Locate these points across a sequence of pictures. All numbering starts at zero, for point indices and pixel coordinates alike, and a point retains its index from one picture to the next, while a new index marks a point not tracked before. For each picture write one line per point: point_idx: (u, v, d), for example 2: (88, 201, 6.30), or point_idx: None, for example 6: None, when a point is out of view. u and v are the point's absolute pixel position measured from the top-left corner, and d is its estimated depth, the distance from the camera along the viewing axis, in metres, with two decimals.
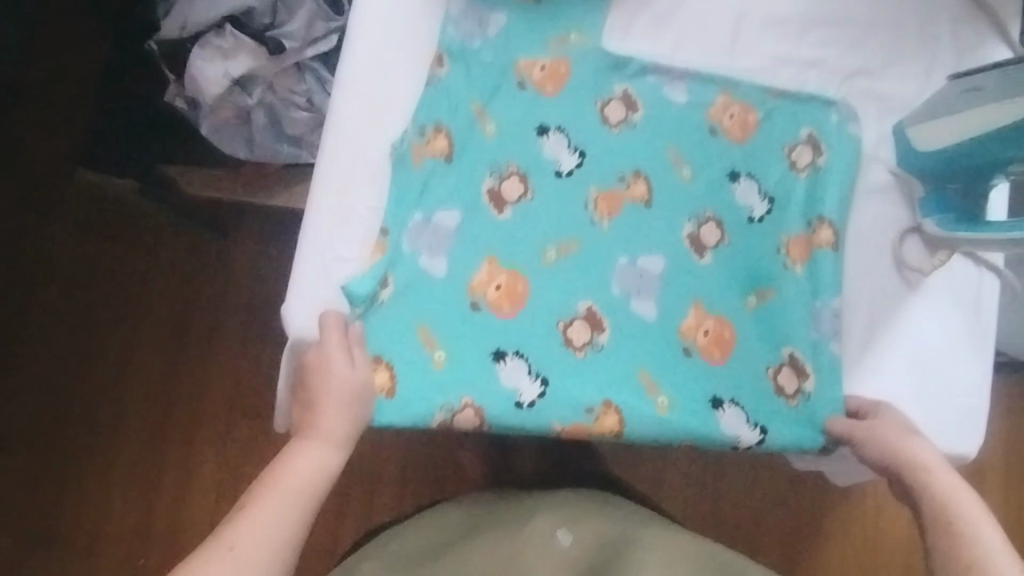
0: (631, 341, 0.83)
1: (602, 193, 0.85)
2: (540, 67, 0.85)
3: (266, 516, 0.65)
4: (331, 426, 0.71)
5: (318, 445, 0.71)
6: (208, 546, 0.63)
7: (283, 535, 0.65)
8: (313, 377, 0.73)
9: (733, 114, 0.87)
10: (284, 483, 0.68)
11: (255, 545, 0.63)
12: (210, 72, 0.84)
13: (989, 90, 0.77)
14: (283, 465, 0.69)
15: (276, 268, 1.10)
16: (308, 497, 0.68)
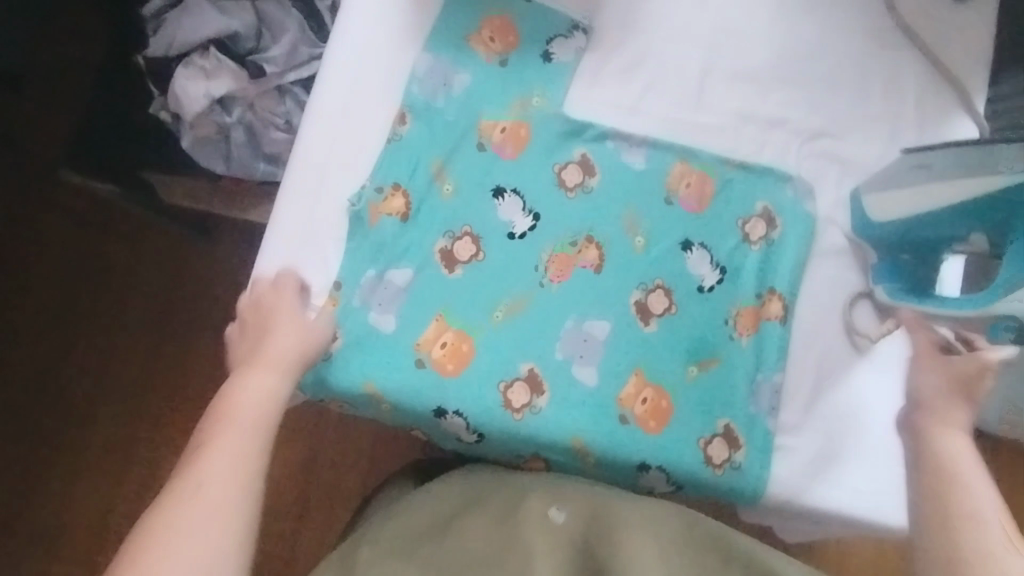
0: (563, 424, 0.74)
1: (553, 255, 0.77)
2: (501, 128, 0.79)
3: (220, 452, 0.58)
4: (275, 353, 0.66)
5: (259, 371, 0.65)
6: (179, 485, 0.56)
7: (245, 470, 0.58)
8: (259, 317, 0.70)
9: (690, 182, 0.80)
10: (238, 418, 0.61)
11: (222, 478, 0.57)
12: (191, 90, 0.89)
13: (935, 167, 0.71)
14: (230, 399, 0.62)
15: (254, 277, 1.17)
16: (268, 426, 0.62)
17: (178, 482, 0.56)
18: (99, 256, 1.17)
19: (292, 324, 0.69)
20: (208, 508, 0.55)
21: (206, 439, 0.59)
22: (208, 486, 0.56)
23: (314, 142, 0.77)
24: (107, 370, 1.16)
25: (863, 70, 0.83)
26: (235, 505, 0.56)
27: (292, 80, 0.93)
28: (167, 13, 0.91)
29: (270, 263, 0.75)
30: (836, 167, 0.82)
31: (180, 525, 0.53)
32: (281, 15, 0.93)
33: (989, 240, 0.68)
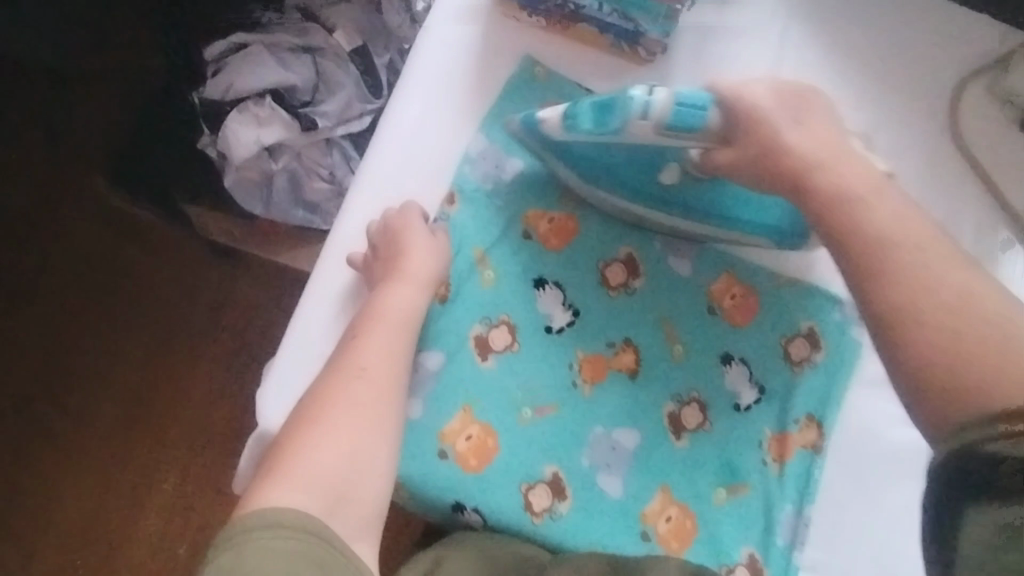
0: (582, 533, 0.72)
1: (587, 356, 0.76)
2: (548, 219, 0.78)
3: (377, 343, 0.67)
4: (416, 268, 0.72)
5: (404, 283, 0.71)
6: (336, 376, 0.65)
7: (395, 357, 0.68)
8: (393, 239, 0.73)
9: (735, 294, 0.78)
10: (388, 316, 0.69)
11: (379, 364, 0.66)
12: (243, 134, 0.89)
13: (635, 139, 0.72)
14: (379, 302, 0.70)
15: (269, 306, 1.14)
16: (410, 325, 0.70)
17: (337, 372, 0.65)
18: (116, 269, 1.14)
19: (430, 244, 0.73)
20: (359, 403, 0.64)
21: (359, 337, 0.68)
22: (359, 382, 0.65)
23: (360, 217, 0.77)
24: (110, 384, 1.13)
25: (923, 196, 0.81)
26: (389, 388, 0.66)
27: (341, 135, 0.93)
28: (229, 57, 0.90)
29: (302, 332, 0.75)
30: None
31: (336, 410, 0.63)
32: (338, 70, 0.92)
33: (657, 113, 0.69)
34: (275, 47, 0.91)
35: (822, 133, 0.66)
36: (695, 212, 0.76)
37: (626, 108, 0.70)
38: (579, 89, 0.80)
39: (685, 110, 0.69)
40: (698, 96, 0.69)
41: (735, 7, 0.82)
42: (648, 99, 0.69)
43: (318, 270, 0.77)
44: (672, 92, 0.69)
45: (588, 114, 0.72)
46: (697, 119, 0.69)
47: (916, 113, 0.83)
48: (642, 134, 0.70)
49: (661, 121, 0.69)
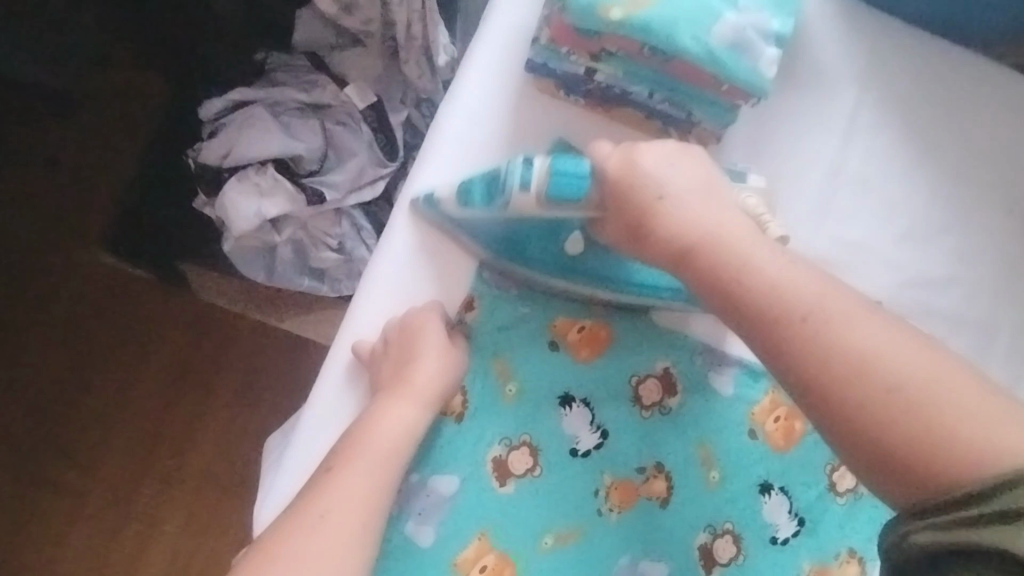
0: None
1: (616, 482, 0.70)
2: (578, 328, 0.71)
3: (350, 480, 0.60)
4: (422, 381, 0.65)
5: (400, 402, 0.64)
6: (297, 517, 0.58)
7: (372, 496, 0.60)
8: (403, 345, 0.66)
9: (779, 416, 0.71)
10: (371, 444, 0.62)
11: (348, 508, 0.59)
12: (242, 206, 0.81)
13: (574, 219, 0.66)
14: (364, 427, 0.63)
15: (277, 349, 1.07)
16: (397, 455, 0.62)
17: (298, 514, 0.58)
18: (114, 317, 1.08)
19: (442, 350, 0.66)
20: (319, 555, 0.57)
21: (334, 473, 0.60)
22: (324, 531, 0.58)
23: (369, 319, 0.69)
24: (112, 429, 1.08)
25: (992, 306, 0.74)
26: (357, 537, 0.58)
27: (352, 204, 0.85)
28: (228, 117, 0.83)
29: (302, 448, 0.67)
30: None
31: (287, 556, 0.56)
32: (350, 135, 0.85)
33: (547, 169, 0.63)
34: (278, 108, 0.84)
35: (694, 201, 0.62)
36: (605, 283, 0.70)
37: (506, 181, 0.64)
38: None
39: (564, 180, 0.63)
40: (577, 164, 0.63)
41: (794, 91, 0.74)
42: (525, 170, 0.64)
43: (321, 375, 0.70)
44: (550, 163, 0.63)
45: (481, 190, 0.66)
46: (579, 187, 0.63)
47: (991, 213, 0.75)
48: (523, 208, 0.64)
49: (542, 194, 0.63)
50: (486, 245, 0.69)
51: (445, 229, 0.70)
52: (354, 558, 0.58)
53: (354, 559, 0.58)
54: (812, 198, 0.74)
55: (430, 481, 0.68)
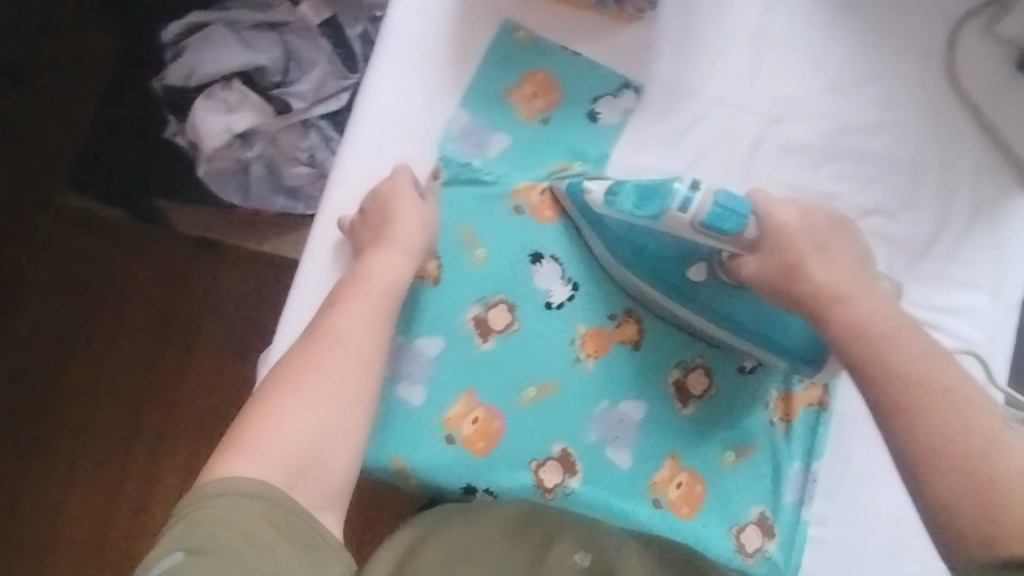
0: (597, 503, 0.72)
1: (588, 331, 0.75)
2: (540, 191, 0.75)
3: (355, 312, 0.64)
4: (403, 235, 0.69)
5: (388, 254, 0.68)
6: (313, 344, 0.63)
7: (377, 326, 0.65)
8: (380, 210, 0.70)
9: None
10: (369, 285, 0.66)
11: (359, 335, 0.63)
12: (212, 123, 0.85)
13: (684, 216, 0.67)
14: (360, 271, 0.67)
15: (262, 288, 1.13)
16: (395, 293, 0.67)
17: (314, 340, 0.63)
18: (100, 266, 1.13)
19: (417, 212, 0.70)
20: (335, 373, 0.61)
21: (338, 306, 0.65)
22: (337, 351, 0.62)
23: (342, 202, 0.74)
24: (104, 384, 1.12)
25: (920, 146, 0.79)
26: (369, 359, 0.63)
27: (318, 115, 0.88)
28: (188, 38, 0.87)
29: (292, 326, 0.71)
30: (886, 246, 0.79)
31: (311, 376, 0.61)
32: (310, 48, 0.88)
33: (711, 198, 0.67)
34: (237, 26, 0.88)
35: (837, 266, 0.66)
36: (735, 325, 0.73)
37: (667, 198, 0.68)
38: (562, 52, 0.78)
39: (722, 213, 0.67)
40: (737, 203, 0.67)
41: None
42: (689, 193, 0.67)
43: (303, 260, 0.73)
44: (714, 192, 0.67)
45: (631, 196, 0.70)
46: (734, 224, 0.67)
47: (911, 62, 0.80)
48: (676, 224, 0.68)
49: (698, 217, 0.67)
50: (612, 249, 0.74)
51: (570, 213, 0.74)
52: (370, 379, 0.63)
53: (367, 373, 0.63)
54: (744, 61, 0.79)
55: (418, 342, 0.72)
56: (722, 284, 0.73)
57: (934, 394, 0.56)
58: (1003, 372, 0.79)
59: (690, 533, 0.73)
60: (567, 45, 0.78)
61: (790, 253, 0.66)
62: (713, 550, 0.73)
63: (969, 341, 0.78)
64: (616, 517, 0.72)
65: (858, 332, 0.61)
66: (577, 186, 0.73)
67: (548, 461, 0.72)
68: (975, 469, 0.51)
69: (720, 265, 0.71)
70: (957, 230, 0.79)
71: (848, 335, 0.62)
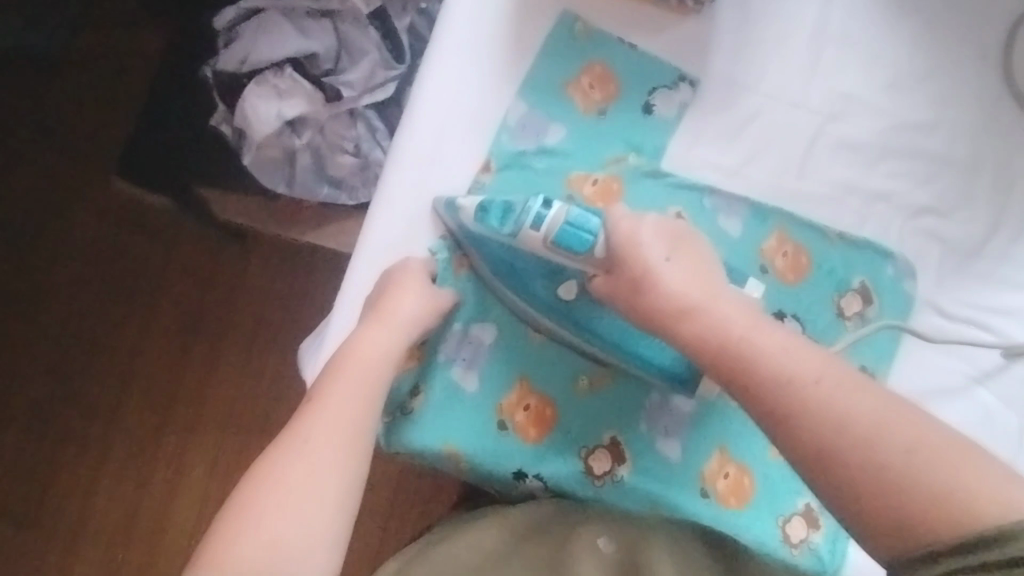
0: (645, 493, 0.73)
1: None
2: (592, 182, 0.76)
3: (336, 398, 0.63)
4: (393, 307, 0.68)
5: (377, 328, 0.67)
6: (289, 436, 0.62)
7: (359, 413, 0.63)
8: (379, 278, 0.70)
9: (787, 252, 0.77)
10: (351, 368, 0.65)
11: (336, 425, 0.62)
12: (263, 110, 0.86)
13: (534, 232, 0.68)
14: (345, 353, 0.66)
15: (298, 280, 1.13)
16: (379, 376, 0.66)
17: (289, 433, 0.62)
18: (138, 254, 1.13)
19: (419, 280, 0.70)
20: (310, 467, 0.60)
21: (318, 392, 0.64)
22: (310, 445, 0.61)
23: (399, 189, 0.74)
24: (139, 372, 1.12)
25: (973, 146, 0.80)
26: (344, 451, 0.61)
27: (366, 105, 0.88)
28: (241, 25, 0.88)
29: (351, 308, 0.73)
30: (938, 247, 0.80)
31: (283, 474, 0.60)
32: (360, 37, 0.88)
33: (563, 212, 0.67)
34: (290, 13, 0.88)
35: (693, 273, 0.65)
36: (605, 346, 0.72)
37: (521, 215, 0.69)
38: (621, 44, 0.78)
39: (573, 231, 0.68)
40: (588, 221, 0.67)
41: None
42: (542, 211, 0.68)
43: (357, 246, 0.74)
44: (567, 209, 0.68)
45: (497, 213, 0.70)
46: (585, 243, 0.67)
47: (963, 64, 0.81)
48: (531, 243, 0.68)
49: (549, 235, 0.67)
50: (488, 265, 0.72)
51: (453, 231, 0.73)
52: (347, 473, 0.61)
53: (343, 464, 0.61)
54: (800, 58, 0.80)
55: (471, 327, 0.73)
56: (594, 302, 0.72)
57: (807, 397, 0.57)
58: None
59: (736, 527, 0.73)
60: (624, 37, 0.79)
61: (638, 262, 0.65)
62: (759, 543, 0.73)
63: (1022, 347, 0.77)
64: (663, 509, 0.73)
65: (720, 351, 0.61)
66: (451, 201, 0.72)
67: (597, 451, 0.73)
68: (863, 461, 0.54)
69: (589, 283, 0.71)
70: (1013, 230, 0.79)
71: (692, 345, 0.63)
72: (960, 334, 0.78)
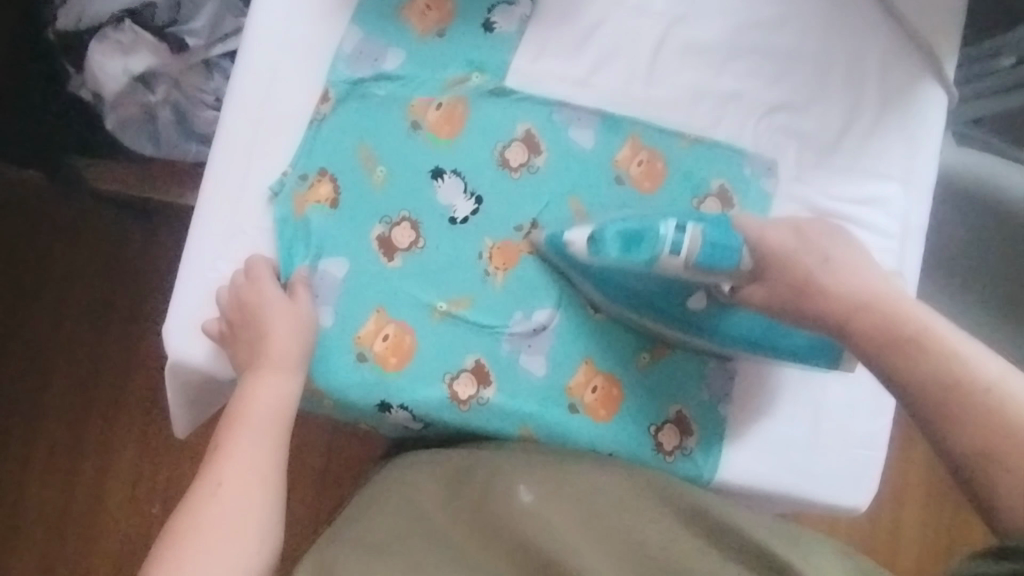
0: (514, 413, 0.73)
1: (497, 244, 0.74)
2: (436, 107, 0.74)
3: (243, 449, 0.65)
4: (277, 348, 0.67)
5: (272, 371, 0.67)
6: (206, 478, 0.64)
7: (271, 459, 0.65)
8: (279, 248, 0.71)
9: (642, 160, 0.77)
10: (253, 411, 0.66)
11: (246, 472, 0.64)
12: (109, 67, 0.83)
13: (676, 259, 0.70)
14: (245, 398, 0.66)
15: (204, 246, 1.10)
16: (284, 416, 0.67)
17: (210, 474, 0.64)
18: (31, 239, 1.09)
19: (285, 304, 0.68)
20: (227, 518, 0.62)
21: (230, 439, 0.65)
22: (227, 491, 0.63)
23: (236, 130, 0.72)
24: (52, 358, 1.08)
25: (825, 37, 0.80)
26: (267, 486, 0.64)
27: (219, 55, 0.87)
28: None
29: (201, 255, 0.72)
30: (796, 141, 0.79)
31: (209, 530, 0.61)
32: None
33: (700, 232, 0.70)
34: None
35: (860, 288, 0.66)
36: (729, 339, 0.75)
37: (656, 244, 0.70)
38: None
39: (713, 251, 0.71)
40: (727, 240, 0.71)
41: None
42: (678, 236, 0.70)
43: (201, 193, 0.72)
44: (701, 231, 0.71)
45: (616, 242, 0.71)
46: (728, 257, 0.71)
47: None
48: (670, 267, 0.71)
49: (690, 257, 0.70)
50: (602, 293, 0.74)
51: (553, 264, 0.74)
52: (267, 496, 0.64)
53: (263, 493, 0.64)
54: None
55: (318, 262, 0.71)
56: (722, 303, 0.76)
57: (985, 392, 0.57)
58: (918, 264, 0.80)
59: (610, 437, 0.74)
60: None
61: (796, 271, 0.69)
62: (633, 453, 0.74)
63: (883, 232, 0.79)
64: (533, 429, 0.73)
65: (891, 339, 0.63)
66: (558, 238, 0.73)
67: (461, 376, 0.72)
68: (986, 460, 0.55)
69: (719, 291, 0.74)
70: (866, 118, 0.80)
71: (883, 329, 0.63)
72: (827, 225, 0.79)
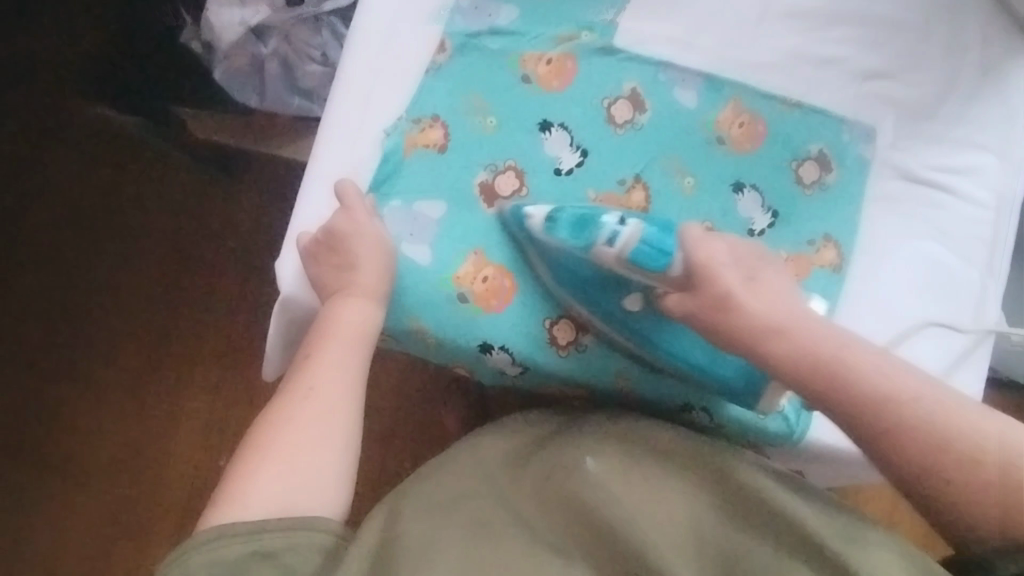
0: (608, 359, 0.75)
1: (600, 194, 0.75)
2: (545, 61, 0.76)
3: (324, 364, 0.67)
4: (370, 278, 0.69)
5: (358, 299, 0.69)
6: (288, 394, 0.66)
7: (350, 377, 0.67)
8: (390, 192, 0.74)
9: (742, 123, 0.78)
10: (335, 331, 0.68)
11: (331, 387, 0.66)
12: (226, 17, 0.87)
13: (608, 251, 0.69)
14: (330, 316, 0.69)
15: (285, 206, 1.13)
16: (364, 337, 0.69)
17: (290, 390, 0.66)
18: (123, 187, 1.12)
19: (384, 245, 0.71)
20: (307, 429, 0.64)
21: (313, 352, 0.67)
22: (307, 401, 0.65)
23: (355, 76, 0.76)
24: (133, 303, 1.11)
25: (926, 10, 0.81)
26: (344, 406, 0.66)
27: (328, 11, 0.90)
28: None
29: (317, 194, 0.75)
30: (892, 111, 0.80)
31: (287, 442, 0.63)
32: None
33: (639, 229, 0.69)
34: None
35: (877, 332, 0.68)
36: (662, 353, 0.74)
37: (597, 231, 0.70)
38: None
39: (648, 250, 0.69)
40: (664, 243, 0.69)
41: None
42: (617, 227, 0.69)
43: (319, 135, 0.75)
44: (642, 230, 0.69)
45: (567, 224, 0.71)
46: (660, 261, 0.69)
47: None
48: (603, 258, 0.70)
49: (623, 251, 0.69)
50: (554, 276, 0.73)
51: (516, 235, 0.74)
52: (345, 419, 0.65)
53: (342, 416, 0.65)
54: None
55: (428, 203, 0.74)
56: (661, 317, 0.75)
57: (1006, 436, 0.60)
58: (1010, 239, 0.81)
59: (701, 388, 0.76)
60: None
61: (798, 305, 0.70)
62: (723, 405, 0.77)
63: (979, 202, 0.80)
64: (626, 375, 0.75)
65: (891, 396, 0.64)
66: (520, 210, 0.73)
67: (560, 321, 0.74)
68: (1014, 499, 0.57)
69: (654, 293, 0.73)
70: (964, 90, 0.80)
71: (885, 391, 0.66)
72: (923, 193, 0.80)
